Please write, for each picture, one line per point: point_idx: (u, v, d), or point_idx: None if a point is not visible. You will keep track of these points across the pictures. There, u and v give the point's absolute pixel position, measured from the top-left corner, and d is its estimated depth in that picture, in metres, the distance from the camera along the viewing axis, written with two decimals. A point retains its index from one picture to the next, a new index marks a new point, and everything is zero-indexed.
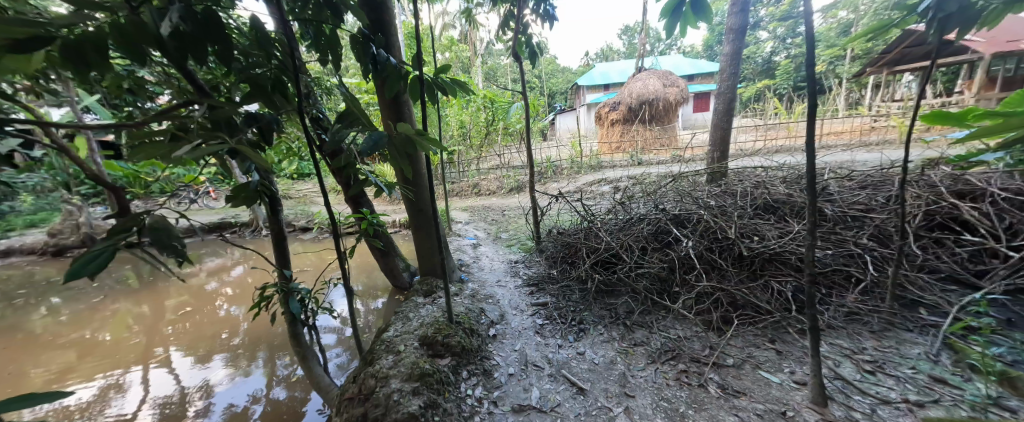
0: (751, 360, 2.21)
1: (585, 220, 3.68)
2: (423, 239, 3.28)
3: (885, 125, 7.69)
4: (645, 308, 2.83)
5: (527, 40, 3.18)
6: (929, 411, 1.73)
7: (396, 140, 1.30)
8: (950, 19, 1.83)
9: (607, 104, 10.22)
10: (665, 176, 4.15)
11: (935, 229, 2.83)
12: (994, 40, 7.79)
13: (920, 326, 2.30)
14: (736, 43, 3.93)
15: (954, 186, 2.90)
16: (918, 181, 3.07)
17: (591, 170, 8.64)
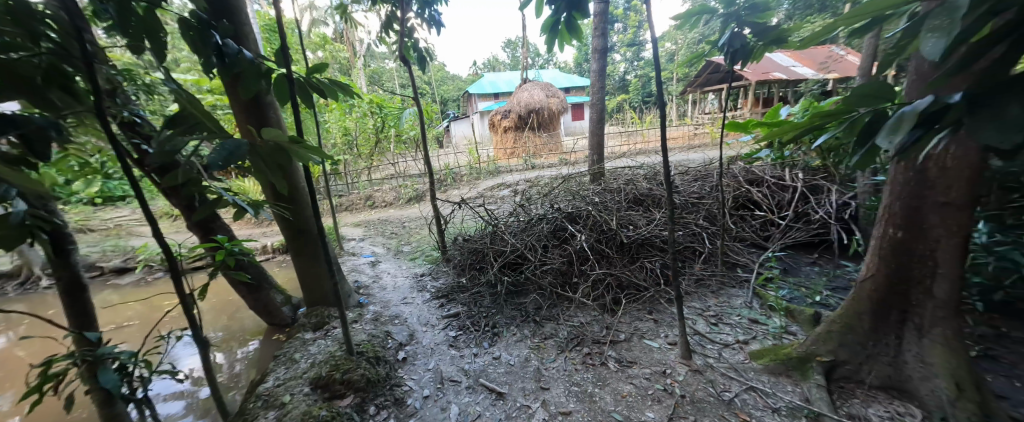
0: (638, 332, 2.57)
1: (488, 225, 3.72)
2: (308, 264, 2.83)
3: (706, 132, 9.93)
4: (552, 302, 3.02)
5: (414, 44, 3.06)
6: (752, 345, 2.30)
7: (261, 149, 1.04)
8: (736, 54, 2.53)
9: (498, 112, 10.56)
10: (556, 179, 4.52)
11: (741, 209, 3.81)
12: (757, 72, 10.89)
13: (740, 282, 3.04)
14: (600, 62, 4.57)
15: (749, 175, 3.95)
16: (728, 173, 4.09)
17: (490, 176, 8.78)
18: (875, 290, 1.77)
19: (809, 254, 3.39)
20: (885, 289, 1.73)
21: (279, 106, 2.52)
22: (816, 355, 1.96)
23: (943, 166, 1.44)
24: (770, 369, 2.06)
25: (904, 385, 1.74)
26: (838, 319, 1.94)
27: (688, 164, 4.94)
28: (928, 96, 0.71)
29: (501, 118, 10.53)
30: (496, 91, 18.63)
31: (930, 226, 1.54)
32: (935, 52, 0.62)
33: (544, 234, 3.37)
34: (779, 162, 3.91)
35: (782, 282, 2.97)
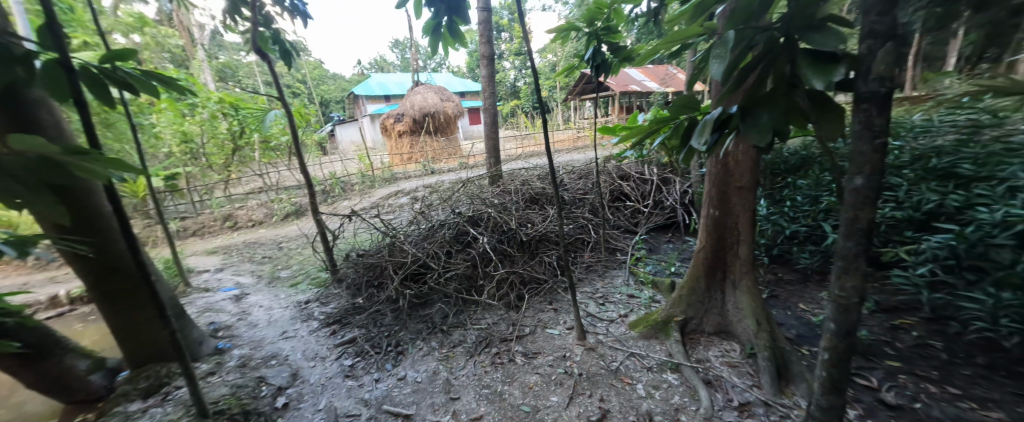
0: (540, 323, 2.68)
1: (384, 237, 3.43)
2: (110, 318, 2.02)
3: (586, 135, 11.08)
4: (458, 308, 2.96)
5: (274, 34, 2.60)
6: (631, 316, 2.62)
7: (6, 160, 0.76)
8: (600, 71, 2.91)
9: (389, 116, 9.97)
10: (455, 183, 4.46)
11: (616, 201, 4.37)
12: (621, 83, 12.58)
13: (619, 263, 3.50)
14: (489, 67, 4.68)
15: (621, 172, 4.57)
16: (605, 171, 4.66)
17: (387, 183, 8.03)
18: (706, 257, 2.23)
19: (666, 234, 4.10)
20: (711, 255, 2.21)
21: (55, 103, 1.74)
22: (674, 317, 2.33)
23: (737, 161, 1.95)
24: (644, 335, 2.35)
25: (729, 328, 2.22)
26: (685, 284, 2.37)
27: (574, 163, 5.45)
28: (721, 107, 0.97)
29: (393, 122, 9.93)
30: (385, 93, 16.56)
31: (734, 204, 2.04)
32: (717, 73, 0.87)
33: (445, 240, 3.27)
34: (642, 160, 4.63)
35: (647, 260, 3.53)
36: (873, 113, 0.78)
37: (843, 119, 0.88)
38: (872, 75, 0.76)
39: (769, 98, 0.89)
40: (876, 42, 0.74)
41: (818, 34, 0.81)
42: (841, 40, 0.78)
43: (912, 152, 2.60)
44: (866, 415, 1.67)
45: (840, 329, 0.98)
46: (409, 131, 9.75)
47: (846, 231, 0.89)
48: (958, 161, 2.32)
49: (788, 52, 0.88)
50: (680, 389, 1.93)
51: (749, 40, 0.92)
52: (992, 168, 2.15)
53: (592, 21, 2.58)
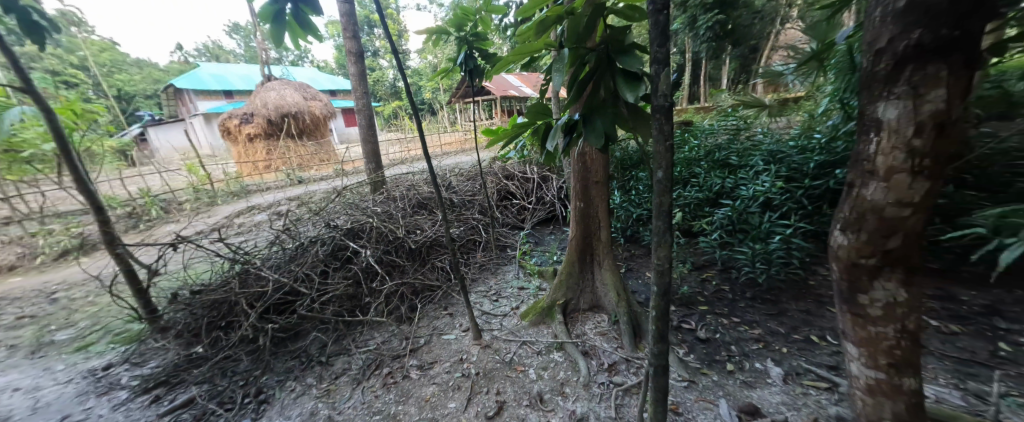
0: (435, 331, 2.54)
1: (238, 264, 2.86)
2: None
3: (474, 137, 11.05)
4: (338, 333, 2.60)
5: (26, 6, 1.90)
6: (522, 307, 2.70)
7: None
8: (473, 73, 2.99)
9: (237, 117, 8.37)
10: (329, 193, 3.99)
11: (503, 199, 4.58)
12: (502, 87, 13.08)
13: (510, 259, 3.56)
14: (358, 65, 4.32)
15: (506, 171, 4.77)
16: (490, 172, 4.80)
17: (238, 196, 6.50)
18: (576, 243, 2.41)
19: (547, 226, 4.38)
20: (580, 240, 2.41)
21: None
22: (557, 301, 2.47)
23: (593, 159, 2.18)
24: (533, 323, 2.45)
25: (600, 303, 2.46)
26: (563, 270, 2.51)
27: (461, 166, 5.44)
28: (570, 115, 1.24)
29: (243, 124, 8.31)
30: (228, 87, 13.50)
31: (593, 195, 2.28)
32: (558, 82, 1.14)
33: (319, 258, 2.89)
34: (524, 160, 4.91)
35: (534, 253, 3.67)
36: (664, 122, 0.95)
37: (649, 122, 1.17)
38: (659, 91, 0.94)
39: (601, 106, 1.17)
40: (659, 68, 0.91)
41: (626, 58, 1.10)
42: (641, 63, 1.07)
43: (704, 148, 3.38)
44: (695, 350, 2.08)
45: (661, 289, 1.11)
46: (264, 134, 8.29)
47: (656, 213, 1.03)
48: (731, 155, 3.14)
49: (610, 70, 1.15)
50: (564, 365, 2.09)
51: (584, 60, 1.20)
52: (746, 158, 3.01)
53: (459, 28, 2.66)
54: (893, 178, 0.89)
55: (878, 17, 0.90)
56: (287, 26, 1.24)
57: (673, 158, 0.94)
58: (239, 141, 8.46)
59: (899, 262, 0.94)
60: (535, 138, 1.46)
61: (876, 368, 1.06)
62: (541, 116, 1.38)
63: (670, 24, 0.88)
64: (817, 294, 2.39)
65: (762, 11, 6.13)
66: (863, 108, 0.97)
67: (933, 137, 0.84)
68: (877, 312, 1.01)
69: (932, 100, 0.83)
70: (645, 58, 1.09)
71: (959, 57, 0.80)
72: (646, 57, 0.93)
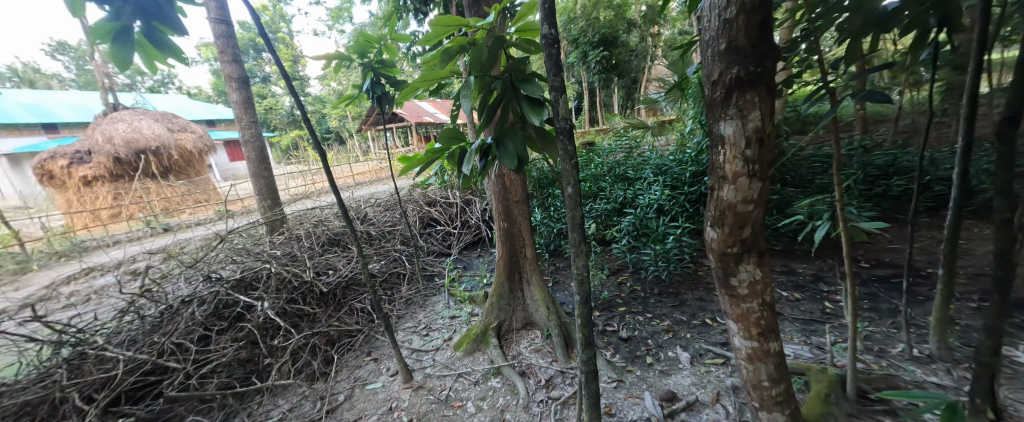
0: (358, 382, 2.26)
1: (69, 347, 2.17)
2: None
3: (390, 165, 10.44)
4: (228, 411, 2.10)
5: None
6: (453, 338, 2.58)
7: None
8: (381, 99, 2.89)
9: (65, 157, 6.58)
10: (209, 240, 3.33)
11: (426, 227, 4.41)
12: (415, 113, 12.70)
13: (438, 288, 3.38)
14: (243, 92, 3.81)
15: (427, 198, 4.62)
16: (410, 199, 4.62)
17: (72, 257, 4.96)
18: (503, 263, 2.45)
19: (474, 250, 4.29)
20: (507, 259, 2.45)
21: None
22: (489, 325, 2.43)
23: (511, 179, 2.27)
24: (467, 352, 2.36)
25: (532, 320, 2.50)
26: (492, 292, 2.51)
27: (377, 196, 5.12)
28: (480, 140, 1.25)
29: (75, 165, 6.54)
30: (47, 119, 10.40)
31: (515, 214, 2.36)
32: (467, 107, 1.14)
33: (197, 321, 2.36)
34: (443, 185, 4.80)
35: (463, 278, 3.55)
36: (566, 141, 1.06)
37: (556, 144, 1.26)
38: (560, 115, 1.05)
39: (511, 130, 1.22)
40: (557, 94, 1.03)
41: (529, 85, 1.18)
42: (541, 90, 1.15)
43: (606, 165, 3.75)
44: (619, 350, 2.24)
45: (583, 298, 1.18)
46: (109, 176, 6.67)
47: (572, 226, 1.12)
48: (629, 170, 3.58)
49: (515, 95, 1.21)
50: (502, 391, 2.04)
51: (487, 86, 1.24)
52: (639, 171, 3.50)
53: (362, 54, 2.59)
54: (738, 181, 1.06)
55: (709, 54, 1.06)
56: (135, 44, 1.00)
57: (579, 173, 1.06)
58: (68, 186, 6.61)
59: (752, 248, 1.13)
60: (451, 163, 1.46)
61: (751, 339, 1.24)
62: (455, 140, 1.39)
63: (561, 57, 1.01)
64: (705, 283, 2.83)
65: (637, 49, 7.29)
66: (708, 127, 1.13)
67: (758, 148, 1.02)
68: (744, 291, 1.19)
69: (752, 119, 1.01)
70: (544, 85, 1.17)
71: (764, 87, 0.99)
72: (546, 86, 1.04)
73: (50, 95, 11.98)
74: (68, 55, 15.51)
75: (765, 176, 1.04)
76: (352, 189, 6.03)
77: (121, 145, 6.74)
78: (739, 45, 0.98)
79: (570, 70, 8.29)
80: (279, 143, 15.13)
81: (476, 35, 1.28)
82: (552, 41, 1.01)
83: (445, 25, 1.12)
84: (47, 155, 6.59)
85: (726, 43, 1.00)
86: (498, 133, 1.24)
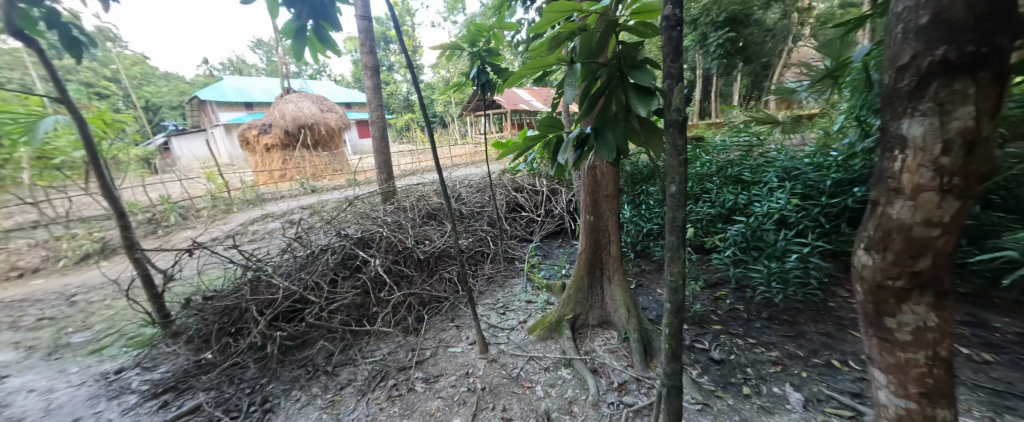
0: (442, 343, 2.51)
1: (249, 271, 2.90)
2: None
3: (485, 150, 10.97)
4: (345, 343, 2.58)
5: (51, 18, 1.92)
6: (528, 322, 2.65)
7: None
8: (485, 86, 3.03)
9: (256, 128, 8.62)
10: (340, 203, 4.02)
11: (511, 211, 4.53)
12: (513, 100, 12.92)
13: (518, 271, 3.50)
14: (374, 79, 4.41)
15: (514, 184, 4.73)
16: (500, 183, 4.77)
17: (250, 205, 6.50)
18: (585, 257, 2.39)
19: (555, 240, 4.31)
20: (589, 254, 2.38)
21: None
22: (565, 316, 2.42)
23: (604, 172, 2.17)
24: (541, 337, 2.41)
25: (609, 319, 2.40)
26: (571, 284, 2.48)
27: (471, 178, 5.46)
28: (578, 129, 1.20)
29: (262, 135, 8.55)
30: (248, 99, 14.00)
31: (604, 209, 2.26)
32: (571, 95, 1.10)
33: (329, 267, 2.91)
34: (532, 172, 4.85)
35: (542, 265, 3.60)
36: (676, 136, 0.95)
37: (661, 138, 1.15)
38: (671, 106, 0.93)
39: (613, 120, 1.15)
40: (672, 83, 0.91)
41: (639, 73, 1.09)
42: (653, 78, 1.06)
43: (716, 164, 3.30)
44: (709, 371, 2.00)
45: (674, 307, 1.07)
46: (281, 144, 8.54)
47: (668, 228, 1.01)
48: (750, 169, 3.06)
49: (621, 83, 1.13)
50: (572, 383, 2.03)
51: (594, 74, 1.19)
52: (762, 173, 2.96)
53: (473, 43, 2.73)
54: (920, 197, 0.81)
55: (901, 31, 0.81)
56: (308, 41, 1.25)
57: (686, 172, 0.94)
58: (256, 150, 8.69)
59: (928, 285, 0.86)
60: (545, 151, 1.45)
61: (908, 398, 0.96)
62: (553, 128, 1.37)
63: (683, 40, 0.88)
64: (836, 316, 2.30)
65: (774, 30, 6.11)
66: (883, 125, 0.88)
67: (963, 157, 0.76)
68: (907, 338, 0.92)
69: (959, 117, 0.74)
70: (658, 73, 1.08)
71: (988, 73, 0.72)
72: (658, 73, 0.93)
73: (252, 80, 15.78)
74: (263, 49, 20.07)
75: (967, 193, 0.78)
76: (449, 169, 6.54)
77: (290, 121, 8.53)
78: (954, 16, 0.73)
79: (683, 56, 7.41)
80: (397, 124, 17.15)
81: (587, 21, 1.24)
82: (674, 22, 0.89)
83: (557, 11, 1.09)
84: (246, 126, 8.74)
85: (931, 14, 0.76)
86: (598, 123, 1.18)
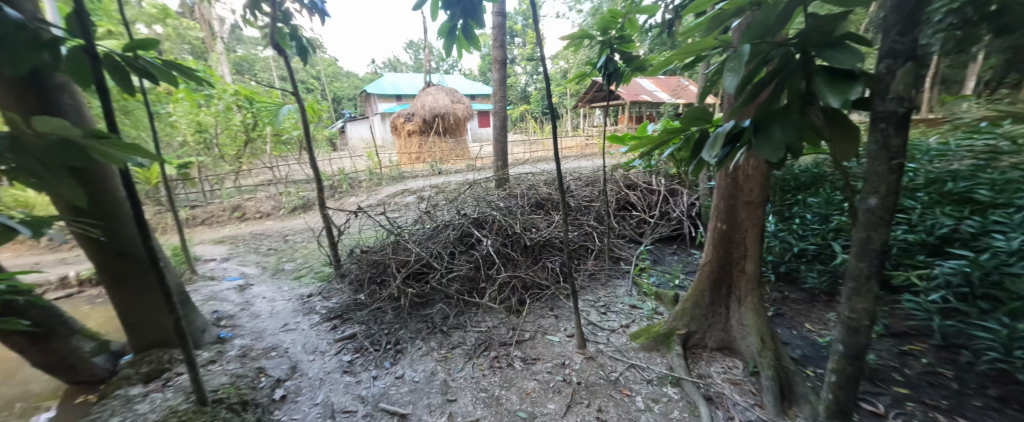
0: (541, 329, 2.58)
1: (390, 235, 3.45)
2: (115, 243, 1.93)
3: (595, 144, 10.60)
4: (458, 310, 2.88)
5: (291, 30, 2.57)
6: (631, 328, 2.50)
7: (39, 148, 0.81)
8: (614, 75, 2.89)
9: (402, 116, 10.10)
10: (461, 185, 4.43)
11: (621, 209, 4.29)
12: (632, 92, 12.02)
13: (624, 273, 3.33)
14: (500, 71, 4.68)
15: (626, 181, 4.46)
16: (611, 178, 4.52)
17: (393, 181, 7.71)
18: (711, 269, 2.14)
19: (671, 246, 4.01)
20: (716, 266, 2.13)
21: (79, 89, 1.71)
22: (676, 329, 2.22)
23: (749, 174, 1.88)
24: (645, 347, 2.25)
25: (732, 343, 2.12)
26: (688, 296, 2.26)
27: (582, 171, 5.35)
28: (730, 122, 0.93)
29: (406, 122, 10.00)
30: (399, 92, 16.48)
31: (742, 217, 2.00)
32: (732, 83, 0.81)
33: (450, 240, 3.26)
34: (650, 170, 4.50)
35: (652, 271, 3.37)
36: (891, 132, 0.82)
37: (860, 141, 0.86)
38: (892, 92, 0.78)
39: (782, 114, 0.87)
40: (892, 63, 0.78)
41: (838, 51, 0.78)
42: (861, 56, 0.75)
43: (926, 175, 2.51)
44: None
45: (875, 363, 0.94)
46: (419, 130, 9.84)
47: (868, 253, 0.90)
48: (976, 186, 2.23)
49: (804, 70, 0.86)
50: (679, 403, 1.86)
51: (765, 56, 0.92)
52: (1011, 194, 2.10)
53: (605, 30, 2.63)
54: None
55: None
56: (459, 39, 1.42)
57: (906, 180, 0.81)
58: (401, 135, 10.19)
59: None
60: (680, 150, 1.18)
61: None
62: (699, 122, 1.12)
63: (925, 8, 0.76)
64: None
65: None
66: None
67: None
68: None
69: None
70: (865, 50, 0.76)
71: None
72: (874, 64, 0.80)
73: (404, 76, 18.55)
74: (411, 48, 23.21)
75: None
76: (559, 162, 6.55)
77: (428, 111, 9.74)
78: None
79: None
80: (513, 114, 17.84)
81: None
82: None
83: None
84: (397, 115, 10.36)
85: None
86: (761, 116, 0.92)
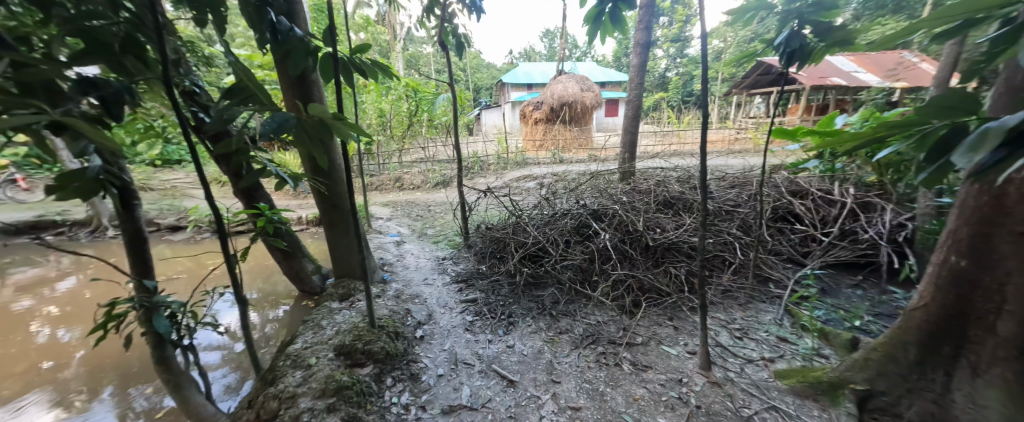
0: (657, 337, 2.42)
1: (512, 216, 3.73)
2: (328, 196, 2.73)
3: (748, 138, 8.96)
4: (569, 298, 2.94)
5: (453, 29, 2.96)
6: (778, 364, 2.09)
7: (308, 124, 1.06)
8: (795, 54, 2.32)
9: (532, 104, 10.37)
10: (584, 175, 4.41)
11: (777, 220, 3.52)
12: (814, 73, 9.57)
13: (772, 298, 2.77)
14: (641, 56, 4.35)
15: (790, 186, 3.64)
16: (768, 183, 3.73)
17: (518, 167, 8.29)
18: (919, 318, 1.57)
19: (847, 276, 3.10)
20: (934, 318, 1.53)
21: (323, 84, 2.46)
22: (848, 383, 1.76)
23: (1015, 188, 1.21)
24: (797, 391, 1.87)
25: None
26: (876, 345, 1.73)
27: (725, 170, 4.61)
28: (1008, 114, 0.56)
29: (534, 110, 10.24)
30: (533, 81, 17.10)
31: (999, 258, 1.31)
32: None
33: (568, 229, 3.32)
34: (829, 176, 3.55)
35: (818, 303, 2.71)
36: None
37: None
38: None
39: None
40: None
41: None
42: None
43: None
44: None
45: None
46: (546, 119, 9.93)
47: None
48: None
49: None
50: None
51: None
52: None
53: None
54: None
55: None
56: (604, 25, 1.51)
57: None
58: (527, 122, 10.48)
59: None
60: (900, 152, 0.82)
61: None
62: (945, 113, 0.73)
63: None
64: None
65: None
66: None
67: None
68: None
69: None
70: None
71: None
72: None
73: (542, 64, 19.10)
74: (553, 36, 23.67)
75: None
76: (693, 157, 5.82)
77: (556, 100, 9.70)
78: None
79: None
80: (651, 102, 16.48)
81: None
82: None
83: None
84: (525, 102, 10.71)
85: None
86: None
